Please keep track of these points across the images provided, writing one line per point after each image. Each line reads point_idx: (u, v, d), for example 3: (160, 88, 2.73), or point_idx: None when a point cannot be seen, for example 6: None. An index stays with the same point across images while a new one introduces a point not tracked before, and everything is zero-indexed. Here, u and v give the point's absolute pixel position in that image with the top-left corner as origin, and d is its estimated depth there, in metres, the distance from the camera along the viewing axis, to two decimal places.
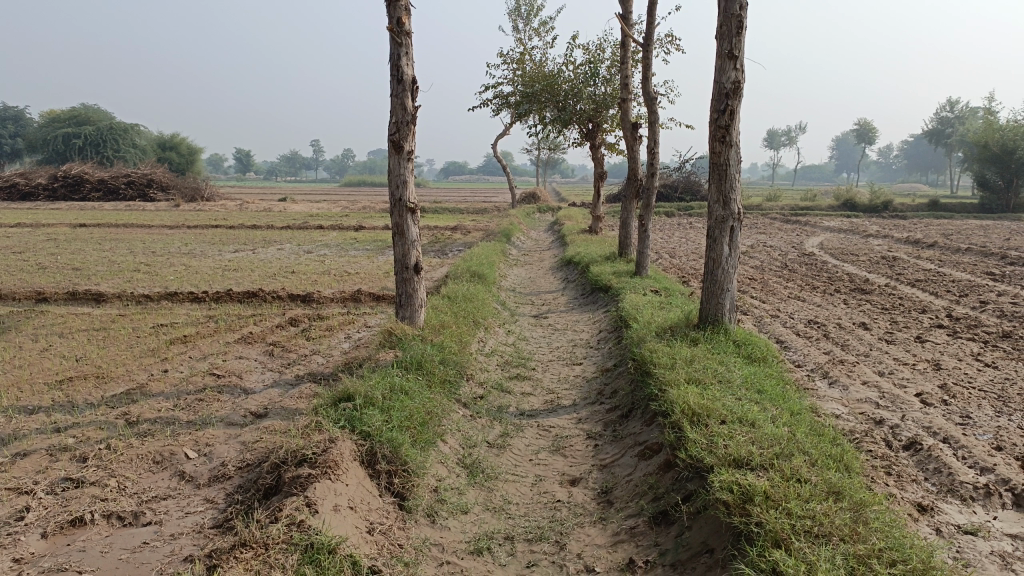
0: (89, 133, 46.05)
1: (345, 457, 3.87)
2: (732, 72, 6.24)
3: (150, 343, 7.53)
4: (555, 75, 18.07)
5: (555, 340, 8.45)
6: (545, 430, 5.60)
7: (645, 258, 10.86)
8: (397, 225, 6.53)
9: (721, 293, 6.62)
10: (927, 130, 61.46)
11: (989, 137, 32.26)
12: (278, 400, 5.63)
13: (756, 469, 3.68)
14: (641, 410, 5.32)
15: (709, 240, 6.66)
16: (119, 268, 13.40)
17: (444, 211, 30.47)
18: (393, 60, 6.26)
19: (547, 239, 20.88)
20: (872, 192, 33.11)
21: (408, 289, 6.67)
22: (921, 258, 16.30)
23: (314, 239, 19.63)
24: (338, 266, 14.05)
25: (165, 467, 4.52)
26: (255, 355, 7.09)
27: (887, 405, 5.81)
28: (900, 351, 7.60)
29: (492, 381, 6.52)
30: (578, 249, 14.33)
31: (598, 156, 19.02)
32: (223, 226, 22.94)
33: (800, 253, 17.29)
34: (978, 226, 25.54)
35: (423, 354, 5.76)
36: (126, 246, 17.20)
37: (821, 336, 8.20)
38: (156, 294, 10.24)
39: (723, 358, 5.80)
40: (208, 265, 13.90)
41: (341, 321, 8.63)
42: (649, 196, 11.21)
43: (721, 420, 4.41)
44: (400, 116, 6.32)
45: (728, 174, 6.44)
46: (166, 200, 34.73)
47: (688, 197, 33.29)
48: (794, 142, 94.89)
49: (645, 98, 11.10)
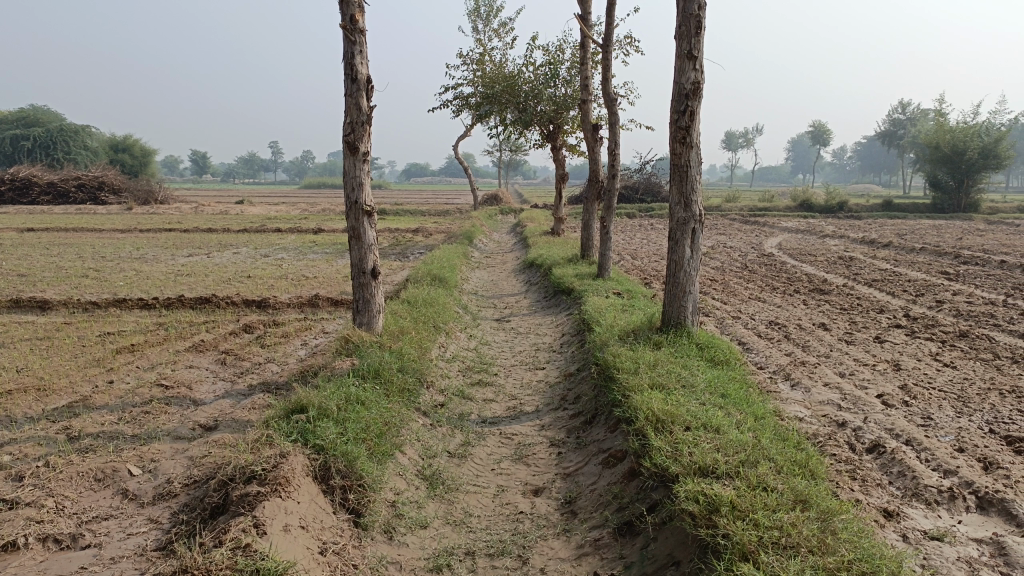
0: (39, 134, 44.77)
1: (297, 473, 3.69)
2: (692, 72, 6.19)
3: (95, 353, 7.23)
4: (515, 76, 17.95)
5: (517, 344, 8.33)
6: (507, 438, 5.47)
7: (607, 260, 10.80)
8: (353, 229, 6.34)
9: (684, 296, 6.55)
10: (880, 132, 62.70)
11: (941, 139, 32.95)
12: (229, 412, 5.41)
13: (722, 478, 3.59)
14: (605, 416, 5.22)
15: (671, 243, 6.59)
16: (67, 274, 12.94)
17: (405, 213, 30.19)
18: (347, 59, 6.07)
19: (509, 240, 20.77)
20: (828, 192, 33.65)
21: (366, 294, 6.49)
22: (877, 257, 16.54)
23: (272, 242, 19.27)
24: (296, 270, 13.76)
25: (107, 485, 4.29)
26: (207, 363, 6.85)
27: (849, 407, 5.79)
28: (861, 351, 7.62)
29: (453, 388, 6.37)
30: (541, 251, 14.23)
31: (559, 158, 18.97)
32: (177, 230, 22.41)
33: (760, 254, 17.42)
34: (930, 226, 26.03)
35: (380, 361, 5.59)
36: (75, 251, 16.68)
37: (782, 337, 8.21)
38: (104, 301, 9.89)
39: (686, 362, 5.73)
40: (160, 271, 13.50)
41: (298, 327, 8.40)
42: (610, 198, 11.14)
43: (686, 427, 4.32)
44: (355, 116, 6.14)
45: (689, 176, 6.38)
46: (119, 203, 33.90)
47: (649, 198, 33.49)
48: (752, 143, 96.17)
49: (605, 99, 11.04)
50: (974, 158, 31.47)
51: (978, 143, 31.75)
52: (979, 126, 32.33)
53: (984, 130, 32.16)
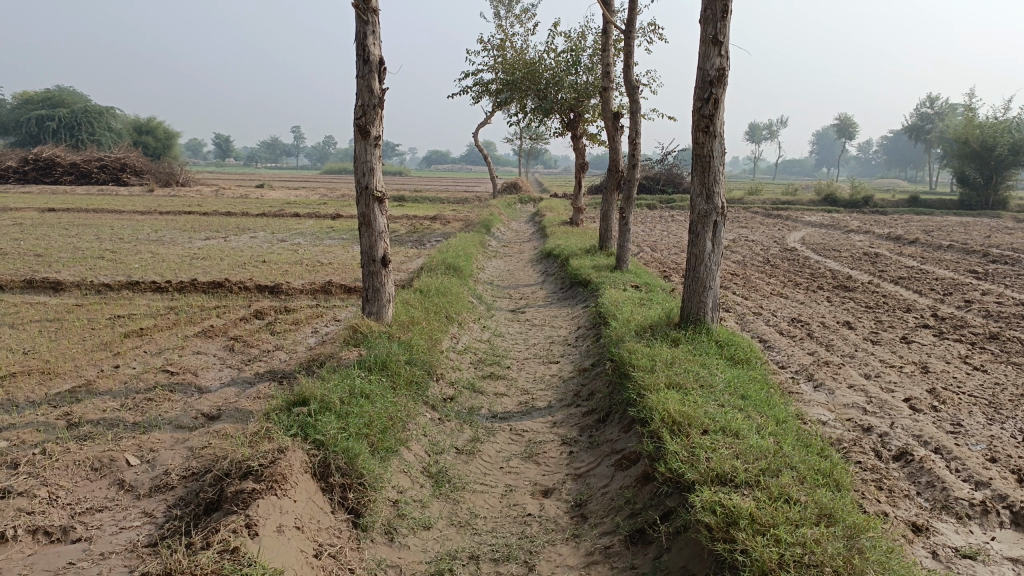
0: (64, 115, 45.03)
1: (295, 470, 3.54)
2: (717, 58, 5.95)
3: (103, 336, 7.14)
4: (537, 63, 17.70)
5: (532, 336, 8.15)
6: (518, 434, 5.30)
7: (626, 252, 10.57)
8: (364, 216, 6.17)
9: (704, 291, 6.32)
10: (907, 126, 61.60)
11: (970, 134, 32.25)
12: (232, 401, 5.28)
13: (742, 488, 3.39)
14: (619, 416, 5.03)
15: (692, 236, 6.36)
16: (83, 255, 12.92)
17: (424, 201, 30.01)
18: (360, 39, 5.89)
19: (527, 229, 20.55)
20: (853, 187, 33.08)
21: (375, 283, 6.32)
22: (902, 254, 16.16)
23: (290, 227, 19.19)
24: (311, 255, 13.66)
25: (103, 475, 4.17)
26: (215, 350, 6.72)
27: (875, 411, 5.57)
28: (886, 352, 7.37)
29: (464, 381, 6.20)
30: (559, 241, 14.02)
31: (580, 147, 18.70)
32: (197, 213, 22.40)
33: (782, 248, 17.10)
34: (957, 223, 25.47)
35: (389, 352, 5.42)
36: (93, 232, 16.67)
37: (805, 335, 7.97)
38: (117, 283, 9.81)
39: (704, 360, 5.51)
40: (176, 253, 13.45)
41: (309, 313, 8.27)
42: (630, 189, 10.89)
43: (703, 430, 4.12)
44: (367, 99, 5.96)
45: (711, 167, 6.15)
46: (140, 185, 34.07)
47: (670, 189, 33.12)
48: (776, 136, 95.08)
49: (627, 87, 10.80)
50: (1004, 154, 30.76)
51: (1008, 140, 31.04)
52: (1010, 122, 31.59)
53: (1015, 125, 31.43)
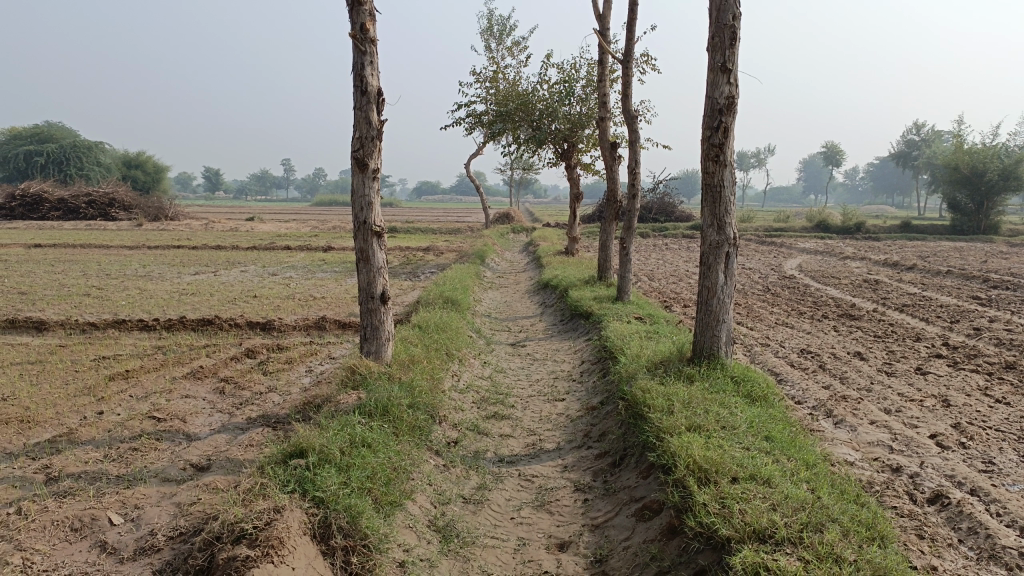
0: (52, 150, 44.79)
1: (293, 533, 3.24)
2: (726, 86, 5.76)
3: (87, 380, 6.80)
4: (530, 93, 17.61)
5: (534, 372, 7.86)
6: (527, 480, 5.00)
7: (627, 282, 10.32)
8: (362, 250, 5.89)
9: (717, 324, 6.07)
10: (895, 152, 62.10)
11: (960, 160, 32.40)
12: (223, 450, 4.97)
13: (784, 547, 3.13)
14: (635, 460, 4.74)
15: (703, 268, 6.12)
16: (68, 293, 12.57)
17: (415, 232, 29.78)
18: (357, 69, 5.67)
19: (522, 260, 20.32)
20: (845, 213, 33.11)
21: (374, 320, 6.03)
22: (903, 281, 15.99)
23: (281, 260, 18.89)
24: (303, 290, 13.34)
25: (84, 536, 3.83)
26: (204, 393, 6.40)
27: (902, 450, 5.29)
28: (903, 384, 7.11)
29: (467, 423, 5.89)
30: (556, 272, 13.78)
31: (574, 176, 18.55)
32: (185, 247, 22.07)
33: (781, 276, 16.89)
34: (952, 248, 25.41)
35: (390, 394, 5.12)
36: (79, 268, 16.33)
37: (816, 368, 7.70)
38: (102, 322, 9.48)
39: (722, 398, 5.24)
40: (164, 290, 13.10)
41: (303, 352, 7.96)
42: (630, 218, 10.67)
43: (732, 478, 3.84)
44: (364, 131, 5.72)
45: (722, 196, 5.93)
46: (129, 219, 33.76)
47: (663, 218, 33.06)
48: (764, 163, 95.74)
49: (626, 116, 10.63)
50: (994, 179, 30.87)
51: (998, 165, 31.22)
52: (999, 147, 31.81)
53: (1004, 151, 31.63)
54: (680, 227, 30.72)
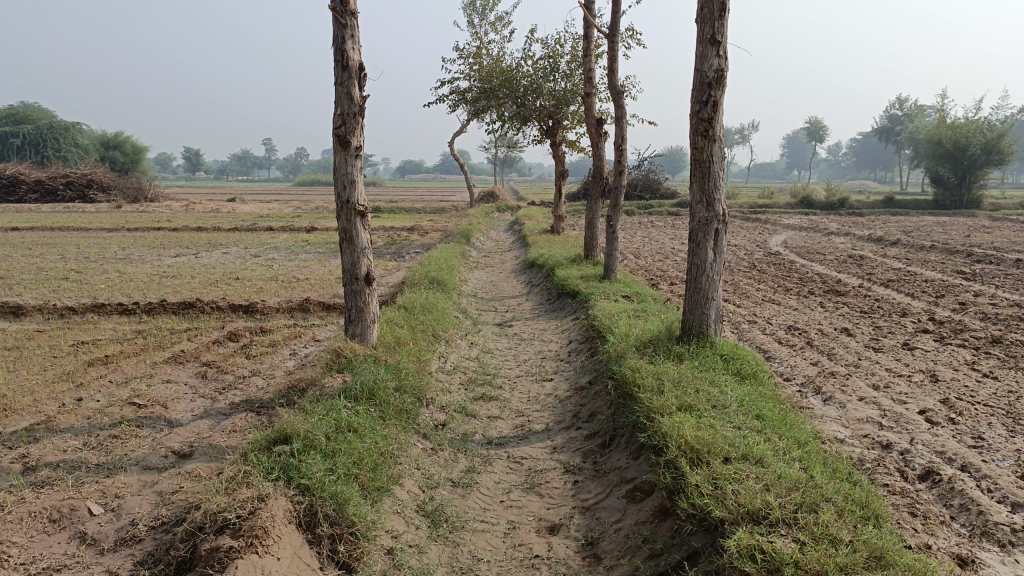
0: (28, 131, 44.00)
1: (278, 522, 3.15)
2: (715, 59, 5.66)
3: (66, 366, 6.66)
4: (514, 70, 17.40)
5: (522, 352, 7.79)
6: (516, 462, 4.93)
7: (614, 260, 10.25)
8: (345, 231, 5.77)
9: (706, 302, 6.00)
10: (878, 128, 62.16)
11: (942, 134, 32.46)
12: (206, 436, 4.87)
13: (778, 529, 3.10)
14: (625, 440, 4.69)
15: (692, 245, 6.05)
16: (46, 276, 12.35)
17: (400, 211, 29.57)
18: (337, 44, 5.50)
19: (507, 239, 20.23)
20: (828, 189, 33.17)
21: (358, 302, 5.92)
22: (887, 256, 16.03)
23: (263, 241, 18.67)
24: (287, 271, 13.20)
25: (63, 528, 3.73)
26: (186, 377, 6.28)
27: (892, 426, 5.27)
28: (891, 360, 7.10)
29: (455, 405, 5.82)
30: (542, 250, 13.69)
31: (559, 154, 18.40)
32: (166, 229, 21.78)
33: (767, 252, 16.88)
34: (935, 223, 25.53)
35: (376, 377, 5.02)
36: (58, 251, 16.06)
37: (805, 344, 7.68)
38: (81, 306, 9.31)
39: (712, 377, 5.19)
40: (144, 272, 12.91)
41: (287, 334, 7.84)
42: (616, 196, 10.57)
43: (724, 458, 3.79)
44: (346, 107, 5.57)
45: (711, 172, 5.85)
46: (108, 201, 33.26)
47: (647, 195, 33.00)
48: (748, 139, 95.69)
49: (612, 92, 10.50)
50: (977, 154, 30.98)
51: (980, 139, 31.29)
52: (981, 122, 31.88)
53: (986, 125, 31.71)
54: (665, 204, 30.65)
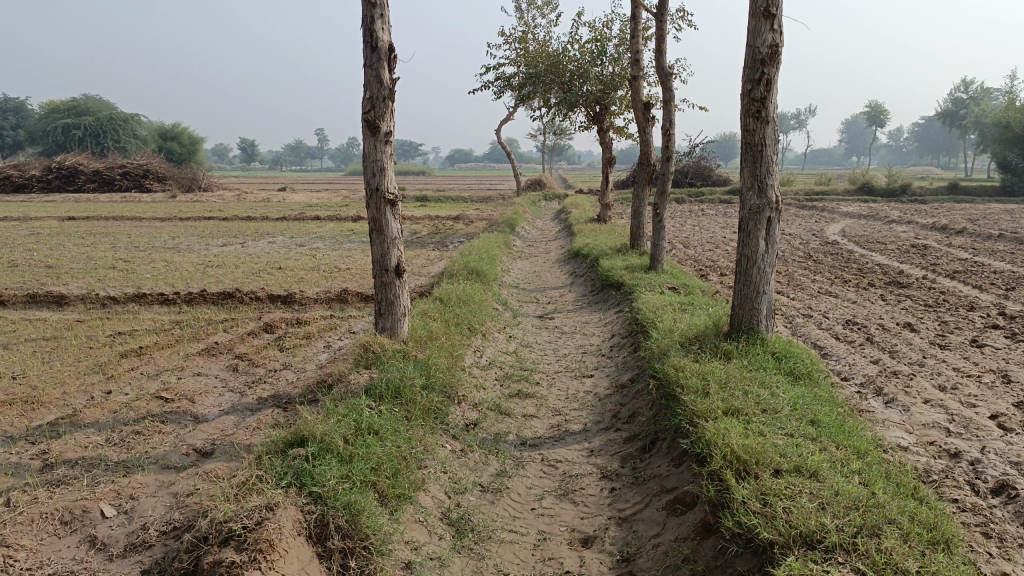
0: (89, 123, 45.14)
1: (285, 535, 2.94)
2: (769, 34, 5.25)
3: (100, 357, 6.60)
4: (560, 54, 17.01)
5: (562, 346, 7.49)
6: (550, 466, 4.66)
7: (661, 250, 9.86)
8: (374, 220, 5.55)
9: (757, 297, 5.62)
10: (941, 112, 59.76)
11: (1011, 118, 30.93)
12: (230, 433, 4.71)
13: (836, 556, 2.79)
14: (667, 445, 4.37)
15: (742, 235, 5.67)
16: (94, 266, 12.48)
17: (447, 200, 29.41)
18: (366, 24, 5.27)
19: (553, 227, 19.91)
20: (889, 175, 31.94)
21: (388, 295, 5.69)
22: (952, 245, 15.25)
23: (310, 230, 18.69)
24: (329, 260, 13.11)
25: (74, 530, 3.59)
26: (217, 370, 6.15)
27: (960, 433, 4.85)
28: (959, 358, 6.60)
29: (489, 403, 5.56)
30: (586, 240, 13.35)
31: (606, 140, 17.97)
32: (216, 218, 22.00)
33: (823, 241, 16.21)
34: (1002, 210, 24.36)
35: (403, 374, 4.79)
36: (109, 240, 16.30)
37: (864, 341, 7.22)
38: (123, 296, 9.31)
39: (763, 377, 4.82)
40: (189, 261, 12.96)
41: (322, 326, 7.68)
42: (663, 183, 10.17)
43: (775, 471, 3.46)
44: (375, 90, 5.33)
45: (763, 156, 5.46)
46: (163, 190, 33.90)
47: (698, 182, 32.26)
48: (804, 125, 93.16)
49: (659, 74, 10.08)
50: None
51: None
52: None
53: None
54: (716, 192, 29.90)
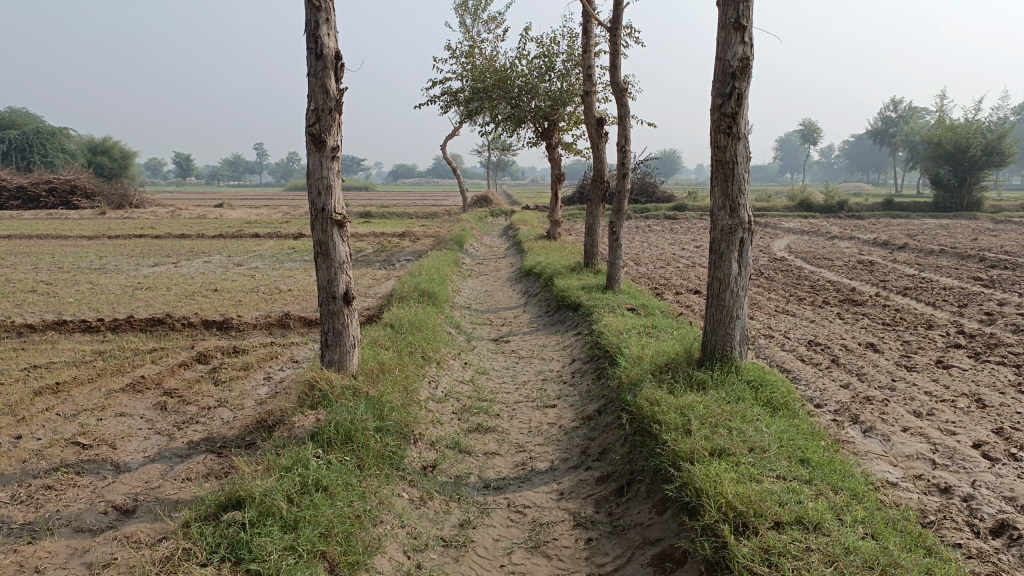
0: (14, 136, 43.22)
1: None
2: (739, 46, 5.00)
3: (9, 395, 5.92)
4: (507, 69, 16.73)
5: (520, 373, 7.09)
6: (519, 512, 4.23)
7: (617, 269, 9.55)
8: (320, 243, 5.07)
9: (731, 321, 5.33)
10: (872, 130, 61.56)
11: (943, 135, 31.84)
12: (156, 484, 4.17)
13: None
14: (646, 488, 4.01)
15: (713, 256, 5.38)
16: (12, 289, 11.61)
17: (391, 216, 28.83)
18: (310, 30, 4.82)
19: (501, 244, 19.59)
20: (827, 191, 32.54)
21: (337, 325, 5.21)
22: (898, 261, 15.37)
23: (249, 249, 17.92)
24: (269, 281, 12.48)
25: None
26: (143, 409, 5.56)
27: (948, 465, 4.60)
28: (928, 381, 6.42)
29: (447, 440, 5.12)
30: (538, 258, 13.02)
31: (555, 156, 17.73)
32: (148, 236, 21.00)
33: (772, 258, 16.22)
34: (938, 225, 24.96)
35: (354, 415, 4.32)
36: (30, 261, 15.28)
37: (831, 363, 7.00)
38: (41, 323, 8.55)
39: (743, 410, 4.50)
40: (118, 283, 12.16)
41: (262, 355, 7.13)
42: (618, 200, 9.90)
43: (776, 523, 3.13)
44: (320, 102, 4.88)
45: (735, 174, 5.20)
46: (91, 207, 32.44)
47: (643, 199, 32.37)
48: None
49: (614, 90, 9.85)
50: (978, 155, 30.39)
51: (981, 140, 30.64)
52: (981, 123, 31.30)
53: (986, 126, 31.17)
54: (661, 208, 29.96)
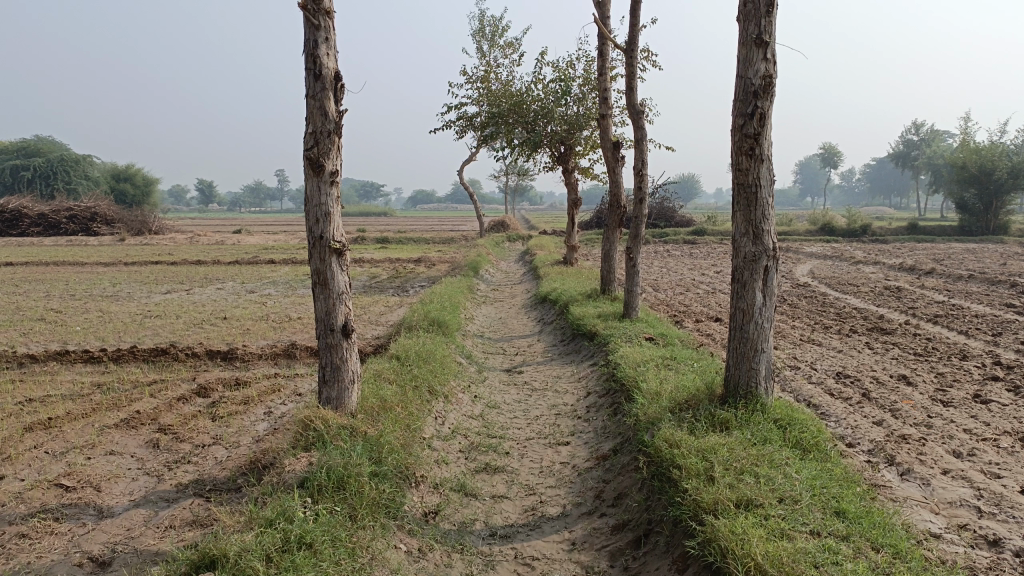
0: (40, 164, 43.78)
1: None
2: (761, 63, 4.71)
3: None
4: (523, 94, 16.56)
5: (533, 407, 6.76)
6: (526, 564, 3.90)
7: (635, 297, 9.21)
8: (318, 272, 4.82)
9: (755, 355, 4.99)
10: (893, 154, 60.95)
11: (967, 158, 31.31)
12: (137, 533, 3.89)
13: None
14: (666, 541, 3.68)
15: (736, 286, 5.05)
16: (20, 317, 11.47)
17: (408, 242, 28.66)
18: (309, 49, 4.60)
19: (518, 270, 19.32)
20: (850, 215, 32.03)
21: (335, 358, 4.92)
22: (925, 287, 14.91)
23: (263, 275, 17.78)
24: (280, 309, 12.25)
25: None
26: (135, 447, 5.29)
27: (995, 514, 4.21)
28: (967, 417, 6.01)
29: (452, 483, 4.80)
30: (554, 284, 12.72)
31: (572, 181, 17.49)
32: (164, 262, 20.93)
33: (794, 284, 15.79)
34: (964, 249, 24.41)
35: (348, 460, 4.02)
36: (44, 288, 15.20)
37: (861, 398, 6.60)
38: (43, 354, 8.34)
39: (770, 453, 4.15)
40: (128, 312, 12.00)
41: (265, 387, 6.86)
42: (635, 225, 9.61)
43: None
44: (319, 124, 4.65)
45: (758, 198, 4.89)
46: (111, 233, 32.57)
47: (662, 223, 32.03)
48: None
49: (630, 113, 9.59)
50: (1004, 177, 29.80)
51: (1006, 163, 30.08)
52: (1006, 146, 30.77)
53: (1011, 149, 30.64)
54: (680, 232, 29.59)
